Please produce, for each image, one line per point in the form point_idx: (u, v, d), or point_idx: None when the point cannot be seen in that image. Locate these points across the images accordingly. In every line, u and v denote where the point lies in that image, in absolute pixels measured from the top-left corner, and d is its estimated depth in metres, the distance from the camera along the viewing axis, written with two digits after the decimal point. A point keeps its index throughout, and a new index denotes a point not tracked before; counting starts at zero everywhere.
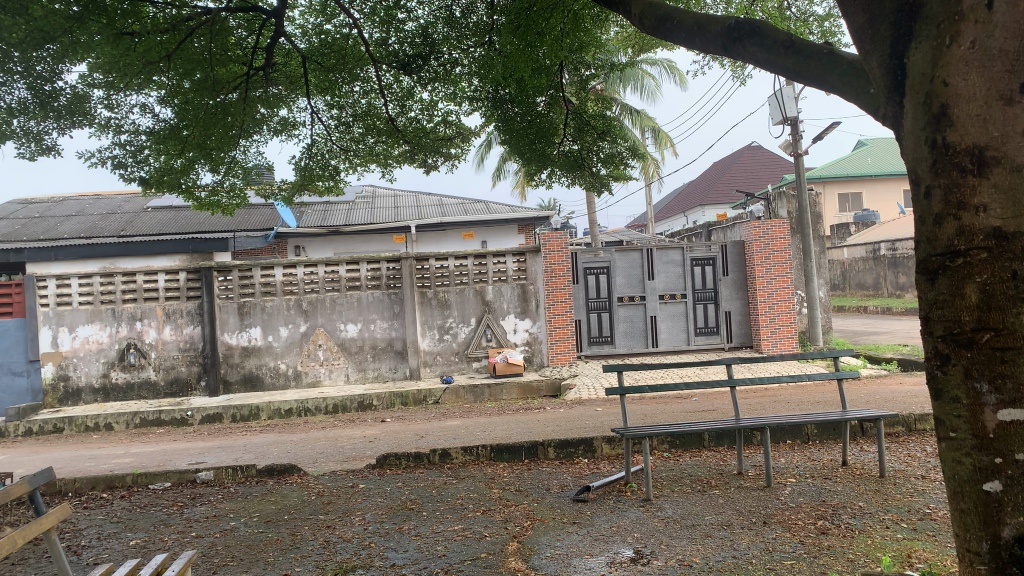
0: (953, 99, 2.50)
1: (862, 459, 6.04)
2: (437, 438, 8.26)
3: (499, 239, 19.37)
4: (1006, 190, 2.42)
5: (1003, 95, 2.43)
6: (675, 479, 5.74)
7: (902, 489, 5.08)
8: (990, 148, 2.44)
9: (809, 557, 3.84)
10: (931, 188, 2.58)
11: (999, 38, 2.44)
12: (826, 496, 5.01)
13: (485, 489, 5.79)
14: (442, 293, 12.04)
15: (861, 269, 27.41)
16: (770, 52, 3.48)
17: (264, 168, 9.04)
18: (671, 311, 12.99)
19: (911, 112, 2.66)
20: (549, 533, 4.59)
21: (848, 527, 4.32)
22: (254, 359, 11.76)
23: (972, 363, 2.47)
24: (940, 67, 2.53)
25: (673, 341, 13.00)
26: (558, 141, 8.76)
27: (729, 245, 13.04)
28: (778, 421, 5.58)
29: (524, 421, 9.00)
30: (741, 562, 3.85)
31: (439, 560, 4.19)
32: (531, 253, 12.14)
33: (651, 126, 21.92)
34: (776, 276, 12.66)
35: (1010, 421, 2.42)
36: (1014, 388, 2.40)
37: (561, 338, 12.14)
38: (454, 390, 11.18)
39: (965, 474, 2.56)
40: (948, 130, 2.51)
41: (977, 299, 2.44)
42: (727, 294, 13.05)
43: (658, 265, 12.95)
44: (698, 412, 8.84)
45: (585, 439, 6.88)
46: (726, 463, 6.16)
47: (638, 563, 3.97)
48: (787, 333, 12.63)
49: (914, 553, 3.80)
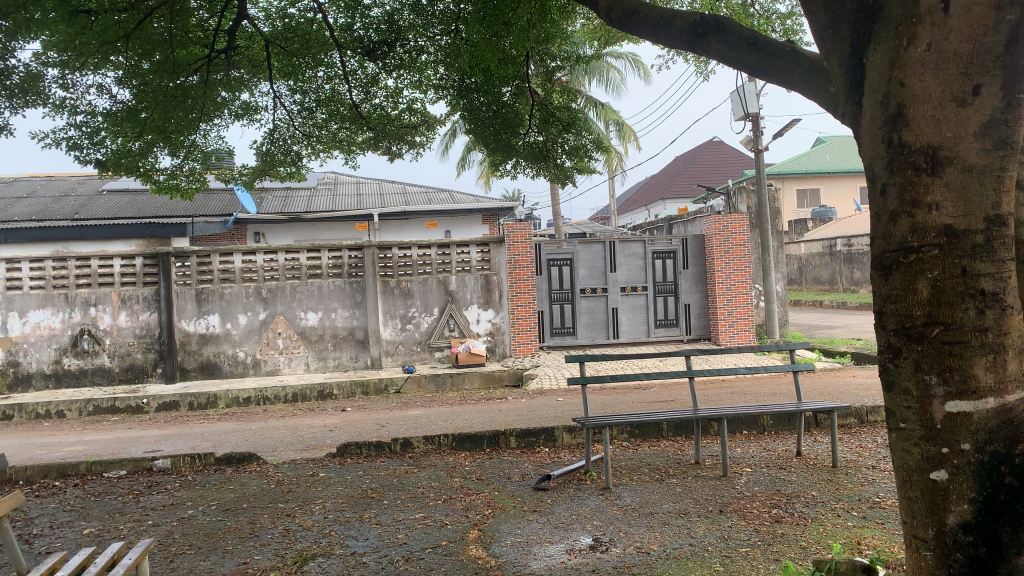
0: (909, 99, 2.54)
1: (816, 450, 6.18)
2: (398, 427, 8.26)
3: (462, 229, 19.36)
4: (957, 190, 2.47)
5: (957, 96, 2.46)
6: (634, 468, 5.82)
7: (854, 478, 5.22)
8: (943, 148, 2.48)
9: (764, 545, 3.93)
10: (887, 186, 2.62)
11: (953, 41, 2.46)
12: (781, 485, 5.12)
13: (446, 478, 5.81)
14: (405, 282, 11.97)
15: (817, 265, 28.00)
16: (735, 49, 3.54)
17: (224, 153, 8.88)
18: (632, 303, 13.13)
19: (869, 111, 2.70)
20: (509, 521, 4.62)
21: (802, 515, 4.42)
22: (212, 346, 11.61)
23: (922, 356, 2.54)
24: (897, 69, 2.57)
25: (634, 332, 13.14)
26: (523, 132, 8.77)
27: (689, 239, 13.22)
28: (736, 412, 5.65)
29: (485, 411, 9.02)
30: (697, 549, 3.92)
31: (400, 548, 4.20)
32: (495, 244, 12.17)
33: (615, 119, 22.05)
34: (734, 270, 12.85)
35: (956, 413, 2.50)
36: (962, 380, 2.48)
37: (523, 329, 12.25)
38: (416, 380, 11.15)
39: (913, 464, 2.63)
40: (904, 130, 2.55)
41: (929, 294, 2.50)
42: (686, 287, 13.25)
43: (621, 258, 13.05)
44: (656, 403, 8.96)
45: (546, 429, 6.94)
46: (684, 453, 6.27)
47: (597, 550, 4.02)
48: (744, 327, 12.86)
49: (863, 540, 3.91)
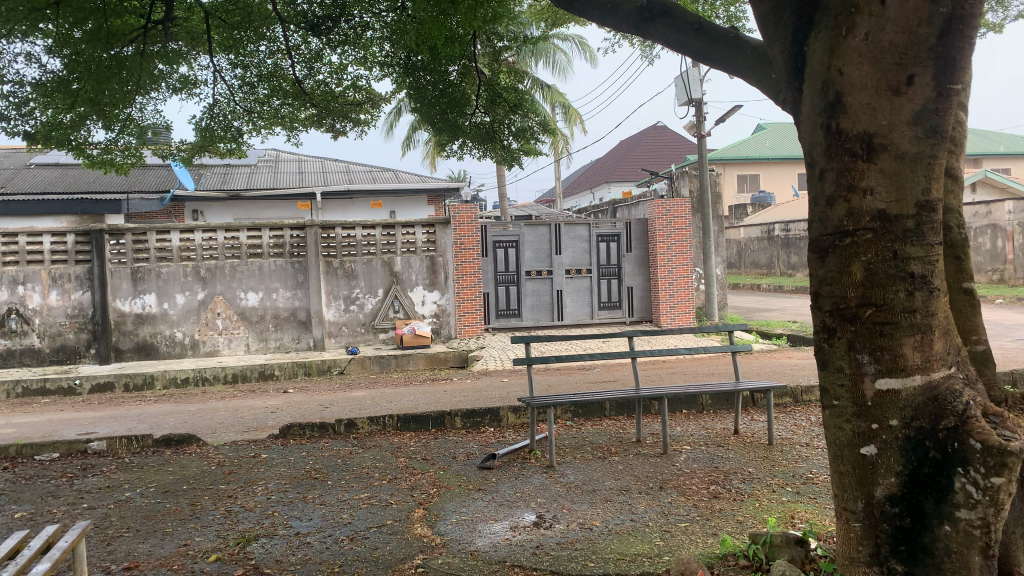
0: (846, 88, 2.59)
1: (753, 428, 6.36)
2: (342, 409, 8.20)
3: (407, 209, 19.23)
4: (891, 176, 2.55)
5: (892, 86, 2.52)
6: (577, 447, 5.90)
7: (788, 455, 5.41)
8: (878, 136, 2.54)
9: (702, 520, 4.04)
10: (825, 171, 2.69)
11: (889, 32, 2.49)
12: (719, 462, 5.27)
13: (390, 458, 5.81)
14: (348, 263, 11.83)
15: (755, 249, 28.67)
16: (681, 34, 3.59)
17: (161, 128, 8.62)
18: (577, 286, 13.25)
19: (809, 97, 2.76)
20: (455, 500, 4.65)
21: (739, 491, 4.56)
22: (149, 327, 11.33)
23: (855, 336, 2.64)
24: (836, 57, 2.62)
25: (578, 315, 13.29)
26: (469, 112, 8.73)
27: (633, 222, 13.38)
28: (677, 391, 5.77)
29: (430, 393, 9.02)
30: (638, 525, 4.02)
31: (344, 528, 4.19)
32: (441, 225, 12.13)
33: (561, 101, 22.11)
34: (676, 254, 13.08)
35: (886, 390, 2.61)
36: (892, 359, 2.59)
37: (468, 312, 12.45)
38: (359, 361, 11.07)
39: (844, 440, 2.73)
40: (841, 117, 2.61)
41: (862, 277, 2.59)
42: (629, 270, 13.43)
43: (566, 241, 13.12)
44: (600, 384, 9.09)
45: (491, 409, 6.99)
46: (626, 432, 6.38)
47: (540, 526, 4.08)
48: (685, 309, 13.15)
49: (796, 514, 4.05)
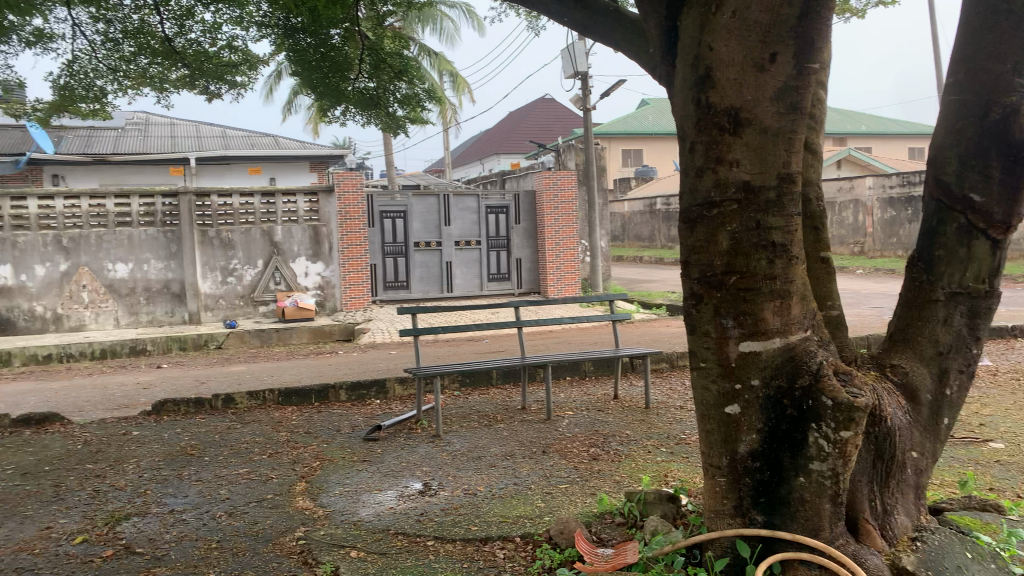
0: (715, 63, 2.69)
1: (632, 393, 6.61)
2: (220, 383, 7.93)
3: (289, 177, 18.64)
4: (754, 149, 2.68)
5: (757, 63, 2.65)
6: (463, 416, 5.95)
7: (664, 417, 5.66)
8: (744, 111, 2.67)
9: (582, 481, 4.18)
10: (694, 144, 2.79)
11: (755, 11, 2.62)
12: (599, 426, 5.45)
13: (271, 432, 5.68)
14: (226, 233, 11.38)
15: (638, 222, 29.52)
16: (563, 6, 3.62)
17: (13, 85, 7.95)
18: (466, 258, 13.26)
19: (681, 72, 2.85)
20: (338, 472, 4.61)
21: (617, 452, 4.74)
22: (4, 300, 10.54)
23: (721, 301, 2.78)
24: (707, 33, 2.71)
25: (467, 287, 13.31)
26: (353, 77, 8.51)
27: (521, 194, 13.49)
28: (560, 358, 5.91)
29: (314, 366, 8.86)
30: (521, 488, 4.11)
31: (222, 503, 4.08)
32: (323, 193, 11.86)
33: (448, 70, 21.90)
34: (563, 226, 13.33)
35: (748, 352, 2.77)
36: (753, 324, 2.75)
37: (355, 283, 12.13)
38: (239, 334, 10.70)
39: (711, 400, 2.89)
40: (710, 91, 2.72)
41: (728, 245, 2.73)
42: (518, 242, 13.57)
43: (454, 212, 13.10)
44: (486, 354, 9.18)
45: (377, 381, 6.94)
46: (511, 400, 6.49)
47: (425, 494, 4.11)
48: (571, 280, 13.46)
49: (670, 473, 4.26)
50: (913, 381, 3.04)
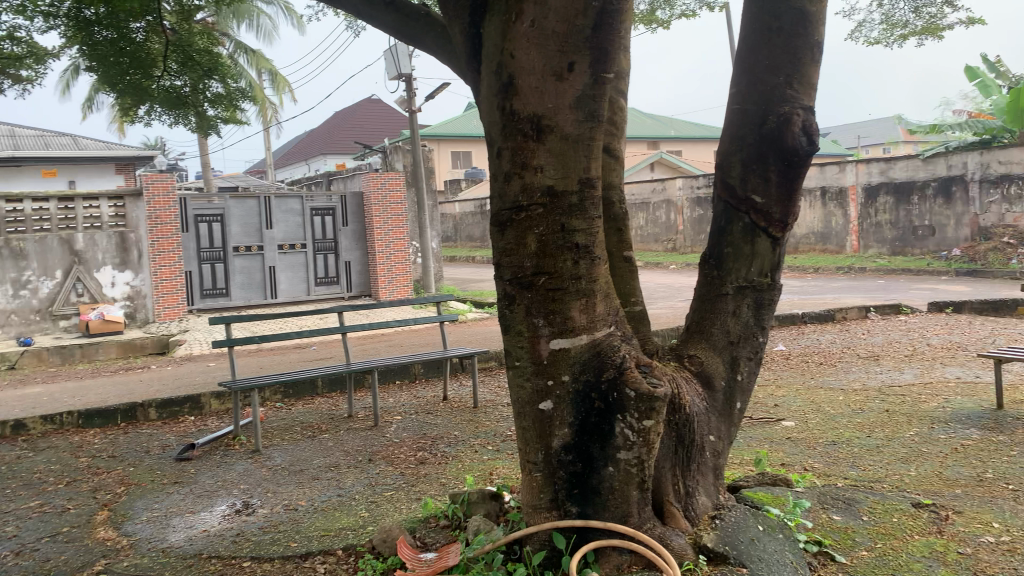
0: (518, 70, 2.76)
1: (460, 393, 6.66)
2: (10, 408, 7.17)
3: (90, 179, 17.22)
4: (557, 155, 2.78)
5: (556, 72, 2.73)
6: (286, 427, 5.75)
7: (490, 416, 5.75)
8: (546, 118, 2.76)
9: (407, 486, 4.16)
10: (501, 150, 2.85)
11: (552, 21, 2.69)
12: (426, 429, 5.45)
13: (69, 459, 5.21)
14: (16, 242, 10.35)
15: (469, 223, 29.82)
16: (372, 7, 3.59)
17: None
18: (291, 261, 12.81)
19: (486, 79, 2.89)
20: (146, 497, 4.30)
21: (443, 455, 4.76)
22: None
23: (532, 302, 2.86)
24: (508, 42, 2.77)
25: (293, 292, 12.86)
26: (158, 73, 7.90)
27: (348, 196, 13.24)
28: (386, 363, 5.85)
29: (122, 383, 8.22)
30: (345, 499, 4.03)
31: (8, 542, 3.69)
32: (130, 197, 11.11)
33: (267, 68, 21.09)
34: (392, 228, 13.27)
35: (558, 349, 2.88)
36: (562, 322, 2.86)
37: (168, 292, 11.29)
38: (34, 353, 9.73)
39: (526, 397, 2.96)
40: (514, 98, 2.78)
41: (536, 247, 2.82)
42: (346, 245, 13.29)
43: (277, 215, 12.60)
44: (313, 361, 8.93)
45: (191, 396, 6.55)
46: (337, 408, 6.35)
47: (243, 513, 3.93)
48: (402, 282, 13.40)
49: (494, 471, 4.33)
50: (708, 369, 3.28)
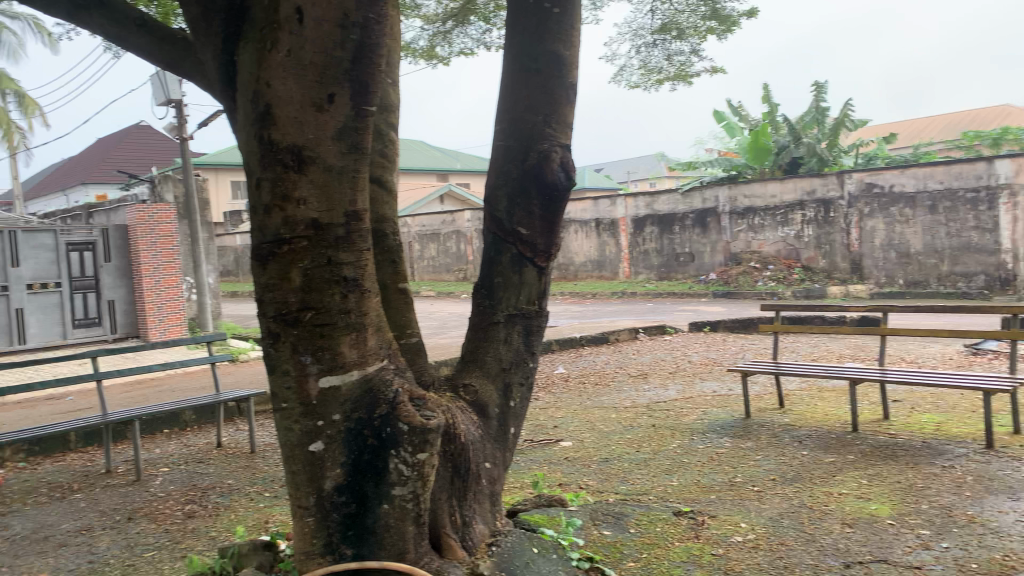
0: (274, 100, 2.64)
1: (237, 438, 6.28)
2: None
3: None
4: (320, 187, 2.70)
5: (316, 102, 2.65)
6: (28, 491, 5.09)
7: (268, 460, 5.47)
8: (306, 149, 2.67)
9: (171, 545, 3.82)
10: (260, 181, 2.72)
11: (309, 51, 2.62)
12: (196, 479, 5.07)
13: None
14: None
15: None
16: (121, 27, 3.39)
17: None
18: (42, 303, 11.41)
19: (242, 107, 2.76)
20: None
21: (215, 506, 4.44)
22: None
23: (298, 339, 2.74)
24: (263, 70, 2.65)
25: (46, 336, 11.46)
26: None
27: (110, 229, 12.20)
28: (150, 412, 5.39)
29: None
30: (97, 565, 3.62)
31: None
32: None
33: (12, 88, 18.92)
34: (163, 261, 12.44)
35: (328, 387, 2.78)
36: (331, 358, 2.77)
37: None
38: None
39: (295, 439, 2.83)
40: (271, 128, 2.66)
41: (301, 282, 2.71)
42: (109, 282, 12.19)
43: (24, 250, 11.21)
44: (67, 413, 8.02)
45: None
46: (93, 464, 5.74)
47: None
48: (175, 321, 12.53)
49: (269, 519, 4.10)
50: (483, 398, 3.33)
